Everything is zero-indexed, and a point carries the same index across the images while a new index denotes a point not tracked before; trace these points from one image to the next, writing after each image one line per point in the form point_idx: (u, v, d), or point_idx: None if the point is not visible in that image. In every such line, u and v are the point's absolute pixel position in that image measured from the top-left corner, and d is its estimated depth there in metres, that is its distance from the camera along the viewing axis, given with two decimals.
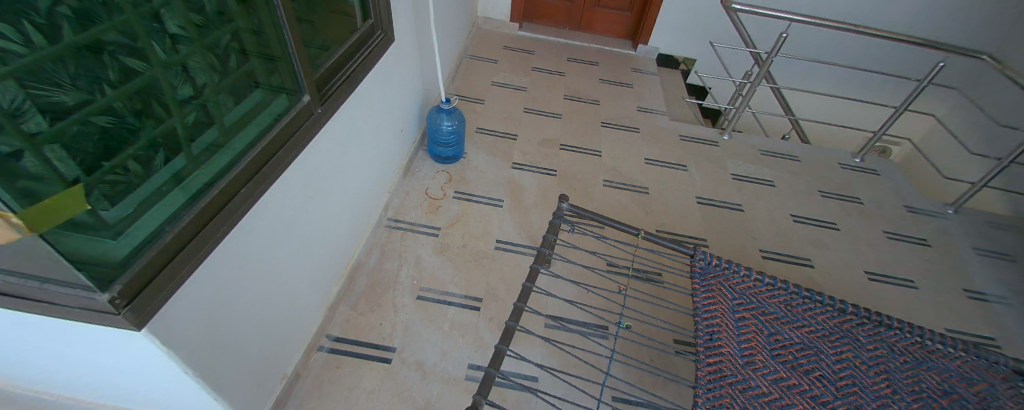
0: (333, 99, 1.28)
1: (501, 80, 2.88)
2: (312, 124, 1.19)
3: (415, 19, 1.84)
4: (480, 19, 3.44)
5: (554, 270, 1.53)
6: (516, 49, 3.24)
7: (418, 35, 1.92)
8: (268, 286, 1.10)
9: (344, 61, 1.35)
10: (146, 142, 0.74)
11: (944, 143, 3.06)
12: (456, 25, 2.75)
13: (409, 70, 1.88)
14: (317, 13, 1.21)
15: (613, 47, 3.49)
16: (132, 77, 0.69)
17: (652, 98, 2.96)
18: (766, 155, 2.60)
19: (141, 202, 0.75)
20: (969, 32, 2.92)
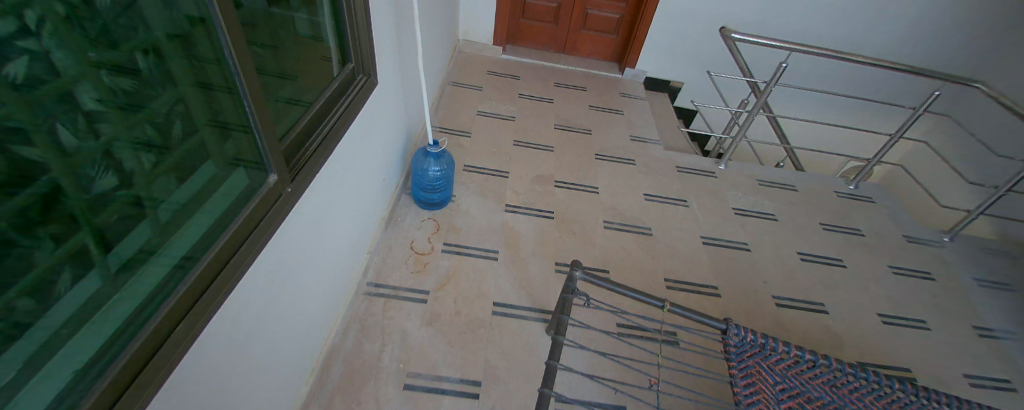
0: (308, 170, 1.06)
1: (487, 109, 2.70)
2: (283, 206, 0.97)
3: (395, 40, 1.60)
4: (461, 42, 3.27)
5: (570, 362, 1.34)
6: (500, 74, 3.08)
7: (400, 57, 1.67)
8: (241, 390, 0.94)
9: (320, 119, 1.14)
10: (44, 270, 0.51)
11: (924, 160, 3.07)
12: (438, 52, 2.56)
13: (390, 101, 1.63)
14: (286, 62, 0.99)
15: (600, 71, 3.39)
16: (23, 183, 0.46)
17: (644, 124, 2.84)
18: (765, 185, 2.51)
19: (32, 355, 0.51)
20: (942, 51, 3.02)
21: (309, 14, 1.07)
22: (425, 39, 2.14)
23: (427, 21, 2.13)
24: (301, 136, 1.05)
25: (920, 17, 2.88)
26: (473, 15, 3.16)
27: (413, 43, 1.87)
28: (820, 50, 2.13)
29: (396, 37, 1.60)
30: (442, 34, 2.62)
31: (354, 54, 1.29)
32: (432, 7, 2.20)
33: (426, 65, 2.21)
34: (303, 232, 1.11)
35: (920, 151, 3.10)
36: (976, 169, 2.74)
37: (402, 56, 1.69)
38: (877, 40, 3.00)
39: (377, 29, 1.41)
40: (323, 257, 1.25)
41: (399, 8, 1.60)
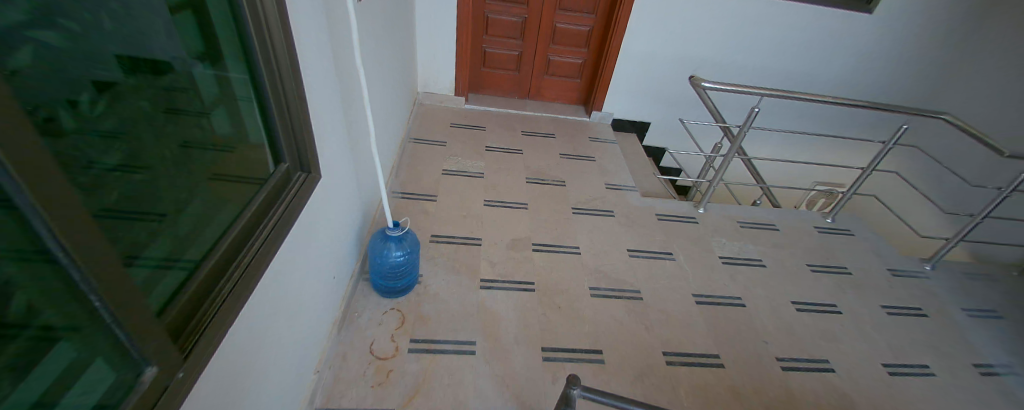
0: (214, 326, 0.77)
1: (453, 167, 2.52)
2: (176, 395, 0.66)
3: (342, 119, 1.41)
4: (421, 95, 3.13)
5: None
6: (464, 126, 2.94)
7: (349, 135, 1.48)
8: None
9: (230, 253, 0.87)
10: None
11: (887, 182, 3.16)
12: (396, 111, 2.40)
13: (338, 187, 1.41)
14: (190, 180, 0.74)
15: (567, 115, 3.33)
16: None
17: (617, 170, 2.75)
18: (746, 227, 2.43)
19: None
20: (889, 76, 3.17)
21: (231, 112, 0.87)
22: (380, 103, 1.98)
23: (381, 84, 1.98)
24: (199, 283, 0.78)
25: (866, 49, 3.05)
26: (432, 67, 3.03)
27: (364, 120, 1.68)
28: (784, 95, 2.15)
29: (343, 115, 1.41)
30: (399, 91, 2.47)
31: (289, 151, 1.09)
32: (386, 67, 2.06)
33: (382, 130, 2.03)
34: (237, 357, 0.87)
35: (890, 182, 3.12)
36: (941, 191, 2.82)
37: (351, 135, 1.49)
38: (828, 73, 3.15)
39: (318, 113, 1.21)
40: (279, 353, 1.09)
41: (346, 83, 1.44)
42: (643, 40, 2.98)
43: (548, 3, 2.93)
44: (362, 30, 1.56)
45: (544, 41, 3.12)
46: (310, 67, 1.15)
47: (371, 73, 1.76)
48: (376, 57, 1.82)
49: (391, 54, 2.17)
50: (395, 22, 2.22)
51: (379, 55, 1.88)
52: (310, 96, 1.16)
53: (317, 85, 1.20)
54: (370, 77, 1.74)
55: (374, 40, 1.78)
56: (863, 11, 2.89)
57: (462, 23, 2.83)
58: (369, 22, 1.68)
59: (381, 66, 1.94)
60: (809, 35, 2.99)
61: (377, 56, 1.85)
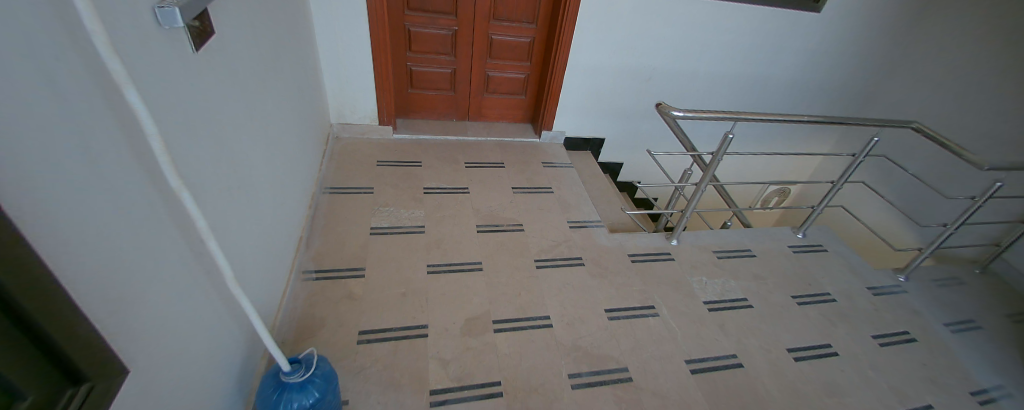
0: None
1: (386, 221, 2.04)
2: None
3: (174, 250, 0.87)
4: (336, 127, 2.57)
5: None
6: (394, 164, 2.45)
7: (192, 265, 0.95)
8: None
9: None
10: None
11: (862, 196, 3.14)
12: (297, 161, 1.85)
13: (182, 356, 0.89)
14: None
15: (513, 137, 2.97)
16: None
17: (578, 204, 2.46)
18: (723, 258, 2.22)
19: None
20: (834, 72, 3.15)
21: None
22: (266, 168, 1.45)
23: (266, 140, 1.45)
24: None
25: (812, 49, 2.98)
26: (345, 94, 2.47)
27: (229, 204, 1.14)
28: (757, 115, 1.96)
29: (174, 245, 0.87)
30: (300, 134, 1.92)
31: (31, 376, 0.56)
32: (271, 113, 1.53)
33: (270, 203, 1.49)
34: None
35: (858, 193, 3.19)
36: (911, 201, 2.85)
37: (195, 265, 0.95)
38: (777, 74, 3.07)
39: (106, 282, 0.68)
40: None
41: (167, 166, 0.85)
42: (590, 51, 2.67)
43: (480, 12, 2.51)
44: (212, 90, 1.03)
45: (480, 56, 2.70)
46: (73, 213, 0.62)
47: (243, 136, 1.24)
48: (249, 110, 1.29)
49: (279, 94, 1.63)
50: (283, 49, 1.69)
51: (254, 103, 1.34)
52: (76, 267, 0.62)
53: (96, 233, 0.66)
54: (240, 142, 1.22)
55: (243, 88, 1.25)
56: (810, 11, 2.78)
57: (378, 41, 2.31)
58: (232, 66, 1.16)
59: (262, 115, 1.41)
60: (758, 38, 2.85)
61: (252, 108, 1.33)
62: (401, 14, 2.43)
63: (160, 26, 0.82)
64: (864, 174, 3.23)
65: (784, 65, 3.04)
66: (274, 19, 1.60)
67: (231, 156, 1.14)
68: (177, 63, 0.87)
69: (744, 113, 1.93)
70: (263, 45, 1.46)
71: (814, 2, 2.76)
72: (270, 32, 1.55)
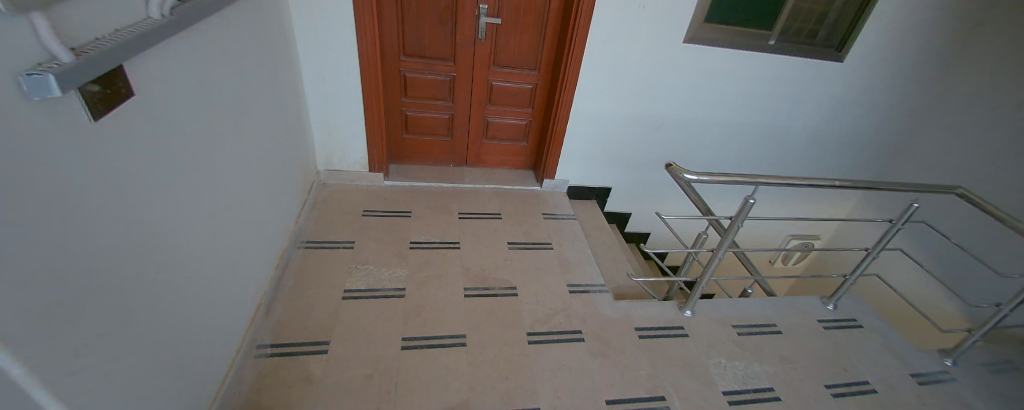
0: None
1: (363, 281, 1.83)
2: None
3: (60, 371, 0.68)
4: (323, 173, 2.42)
5: None
6: (381, 214, 2.28)
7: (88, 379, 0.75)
8: None
9: None
10: None
11: (893, 261, 2.90)
12: (266, 215, 1.68)
13: None
14: None
15: (513, 184, 2.80)
16: None
17: (579, 264, 2.23)
18: (745, 334, 1.96)
19: None
20: (856, 124, 2.96)
21: None
22: (217, 232, 1.27)
23: (218, 202, 1.28)
24: None
25: (833, 100, 2.82)
26: (334, 139, 2.34)
27: (152, 288, 0.95)
28: (779, 178, 1.77)
29: (45, 368, 0.66)
30: (274, 186, 1.76)
31: None
32: (231, 170, 1.37)
33: (222, 270, 1.30)
34: None
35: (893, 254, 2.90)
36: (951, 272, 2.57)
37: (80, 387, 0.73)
38: (796, 124, 2.89)
39: None
40: None
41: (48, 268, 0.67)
42: (596, 99, 2.53)
43: (480, 58, 2.41)
44: (126, 158, 0.86)
45: (479, 101, 2.58)
46: None
47: (179, 203, 1.06)
48: (192, 171, 1.13)
49: (246, 147, 1.49)
50: (254, 97, 1.56)
51: (202, 161, 1.18)
52: None
53: None
54: (174, 209, 1.04)
55: (185, 147, 1.09)
56: (834, 60, 2.64)
57: (370, 86, 2.20)
58: (166, 127, 1.01)
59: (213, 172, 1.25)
60: (776, 88, 2.69)
61: (199, 167, 1.16)
62: (397, 59, 2.33)
63: (26, 96, 0.62)
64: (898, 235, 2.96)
65: (804, 115, 2.86)
66: (245, 65, 1.48)
67: (154, 231, 0.96)
68: (66, 137, 0.71)
69: (764, 176, 1.74)
70: (225, 95, 1.33)
71: (839, 50, 2.62)
72: (238, 80, 1.42)
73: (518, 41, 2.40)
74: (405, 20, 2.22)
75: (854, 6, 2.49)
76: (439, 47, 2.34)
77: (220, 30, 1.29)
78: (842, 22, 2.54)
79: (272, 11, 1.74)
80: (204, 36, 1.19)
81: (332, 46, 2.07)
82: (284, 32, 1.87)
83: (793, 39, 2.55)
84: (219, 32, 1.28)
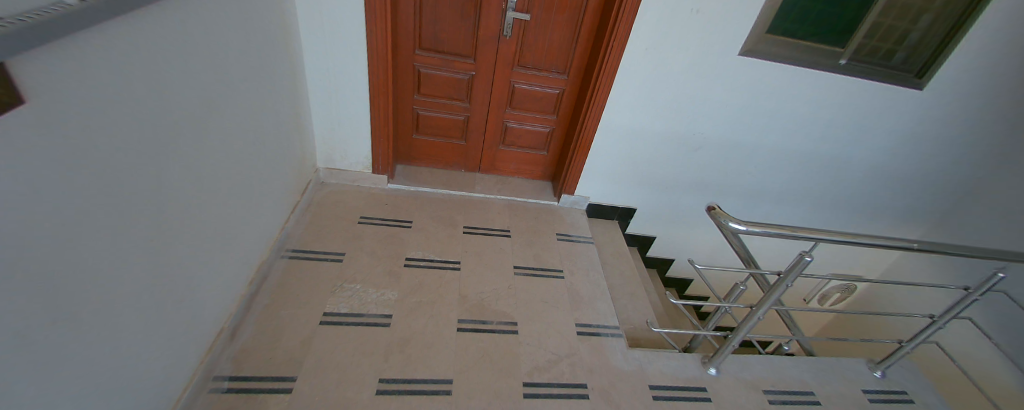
0: None
1: (347, 304, 1.65)
2: None
3: None
4: (321, 172, 2.23)
5: None
6: (380, 222, 2.08)
7: None
8: None
9: None
10: None
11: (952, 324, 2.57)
12: (239, 226, 1.50)
13: None
14: None
15: (528, 197, 2.55)
16: None
17: (592, 299, 1.98)
18: (778, 405, 1.72)
19: None
20: (928, 161, 2.57)
21: None
22: (160, 258, 1.09)
23: (164, 222, 1.10)
24: None
25: (904, 133, 2.43)
26: (335, 136, 2.15)
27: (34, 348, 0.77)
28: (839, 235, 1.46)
29: None
30: (253, 191, 1.58)
31: None
32: (185, 181, 1.17)
33: (165, 298, 1.13)
34: None
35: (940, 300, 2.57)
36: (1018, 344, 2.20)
37: None
38: (856, 156, 2.53)
39: None
40: None
41: None
42: (629, 112, 2.24)
43: (503, 58, 2.16)
44: None
45: (498, 104, 2.33)
46: None
47: (92, 233, 0.87)
48: (116, 191, 0.93)
49: (212, 153, 1.29)
50: (227, 94, 1.36)
51: (136, 180, 0.98)
52: None
53: None
54: (84, 242, 0.85)
55: (108, 166, 0.90)
56: (913, 87, 2.24)
57: (377, 83, 1.98)
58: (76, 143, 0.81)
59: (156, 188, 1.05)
60: (838, 114, 2.33)
61: (131, 185, 0.97)
62: (411, 53, 2.10)
63: None
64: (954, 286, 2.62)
65: (866, 147, 2.50)
66: (216, 58, 1.28)
67: (49, 275, 0.78)
68: None
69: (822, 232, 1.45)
70: (181, 94, 1.13)
71: (919, 76, 2.22)
72: (203, 75, 1.21)
73: (547, 41, 2.13)
74: (423, 10, 1.99)
75: (945, 27, 2.09)
76: (458, 42, 2.10)
77: (177, 15, 1.07)
78: (927, 45, 2.14)
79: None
80: (147, 26, 0.97)
81: (336, 35, 1.86)
82: (279, 18, 1.66)
83: (867, 59, 2.17)
84: (177, 20, 1.07)
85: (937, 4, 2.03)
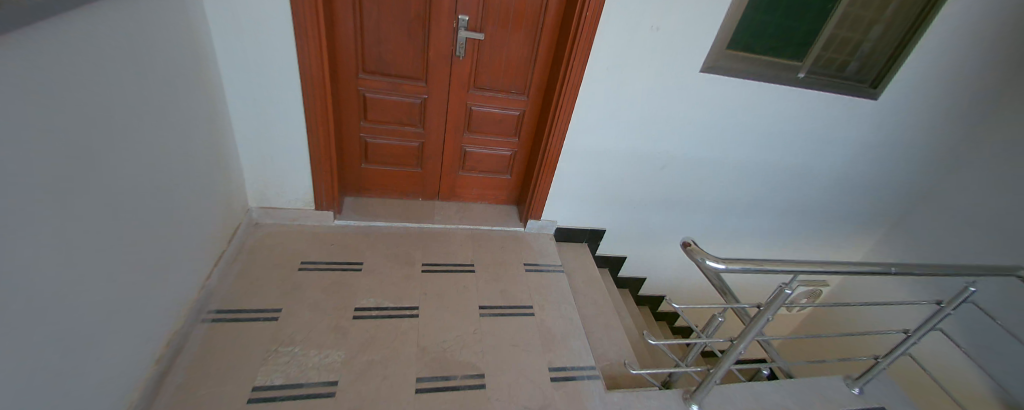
0: None
1: (283, 374, 1.41)
2: None
3: None
4: (255, 212, 1.98)
5: None
6: (325, 267, 1.85)
7: None
8: None
9: None
10: None
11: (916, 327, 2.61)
12: (144, 295, 1.25)
13: None
14: None
15: (492, 224, 2.38)
16: None
17: (565, 338, 1.83)
18: None
19: None
20: (881, 168, 2.64)
21: None
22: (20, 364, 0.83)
23: (32, 318, 0.85)
24: None
25: (858, 143, 2.48)
26: (269, 172, 1.90)
27: None
28: (820, 267, 1.39)
29: None
30: (164, 251, 1.33)
31: None
32: (56, 258, 0.93)
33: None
34: None
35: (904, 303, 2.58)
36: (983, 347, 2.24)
37: None
38: (815, 167, 2.55)
39: None
40: None
41: None
42: (592, 133, 2.14)
43: (456, 79, 2.00)
44: None
45: (455, 127, 2.16)
46: None
47: None
48: None
49: (97, 215, 1.05)
50: (122, 143, 1.12)
51: None
52: None
53: None
54: None
55: None
56: (868, 96, 2.27)
57: (315, 111, 1.77)
58: None
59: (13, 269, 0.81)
60: (798, 127, 2.34)
61: None
62: (353, 77, 1.90)
63: None
64: (914, 290, 2.67)
65: (824, 158, 2.52)
66: (105, 101, 1.04)
67: None
68: None
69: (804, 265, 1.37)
70: (50, 147, 0.88)
71: (874, 86, 2.26)
72: (82, 124, 0.98)
73: (503, 61, 2.00)
74: (364, 30, 1.80)
75: (895, 38, 2.12)
76: (406, 64, 1.92)
77: (40, 53, 0.84)
78: (879, 56, 2.17)
79: (170, 19, 1.30)
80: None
81: (265, 62, 1.64)
82: (191, 45, 1.42)
83: (822, 70, 2.17)
84: (42, 58, 0.84)
85: (886, 15, 2.05)
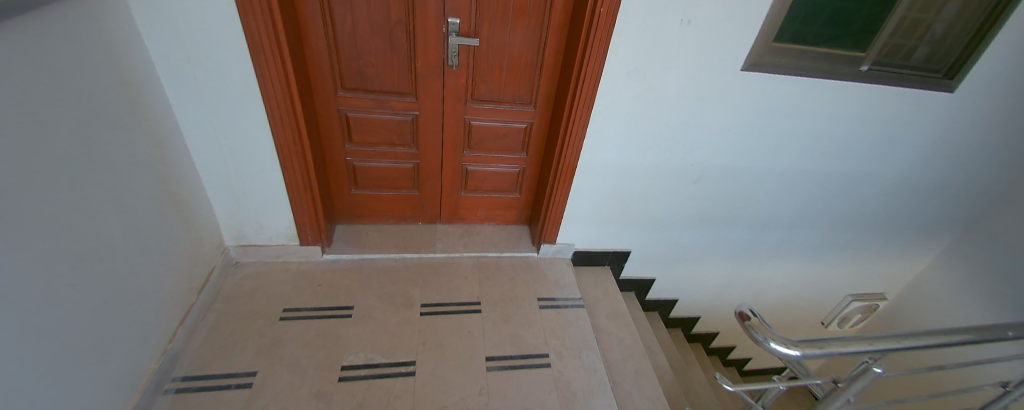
0: None
1: None
2: None
3: None
4: (234, 251, 1.79)
5: None
6: (311, 315, 1.64)
7: None
8: None
9: None
10: None
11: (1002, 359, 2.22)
12: (72, 383, 1.05)
13: None
14: None
15: (501, 249, 2.12)
16: None
17: (587, 396, 1.56)
18: None
19: None
20: (957, 171, 2.23)
21: None
22: None
23: None
24: None
25: (932, 144, 2.08)
26: (243, 207, 1.70)
27: None
28: (915, 338, 1.08)
29: None
30: (100, 324, 1.12)
31: None
32: None
33: None
34: None
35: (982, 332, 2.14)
36: None
37: None
38: (877, 173, 2.18)
39: None
40: None
41: None
42: (613, 146, 1.84)
43: (451, 92, 1.74)
44: None
45: (452, 145, 1.90)
46: None
47: None
48: None
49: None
50: (21, 209, 0.90)
51: None
52: None
53: None
54: None
55: None
56: (943, 89, 1.87)
57: (287, 138, 1.54)
58: None
59: None
60: (857, 130, 1.97)
61: None
62: (331, 95, 1.66)
63: None
64: None
65: (888, 162, 2.14)
66: None
67: None
68: None
69: (892, 337, 1.06)
70: None
71: (949, 76, 1.85)
72: None
73: (505, 68, 1.71)
74: (339, 43, 1.55)
75: (977, 15, 1.71)
76: (391, 78, 1.67)
77: None
78: (955, 39, 1.77)
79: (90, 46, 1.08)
80: None
81: (219, 90, 1.41)
82: (123, 74, 1.20)
83: (886, 62, 1.79)
84: None
85: None
